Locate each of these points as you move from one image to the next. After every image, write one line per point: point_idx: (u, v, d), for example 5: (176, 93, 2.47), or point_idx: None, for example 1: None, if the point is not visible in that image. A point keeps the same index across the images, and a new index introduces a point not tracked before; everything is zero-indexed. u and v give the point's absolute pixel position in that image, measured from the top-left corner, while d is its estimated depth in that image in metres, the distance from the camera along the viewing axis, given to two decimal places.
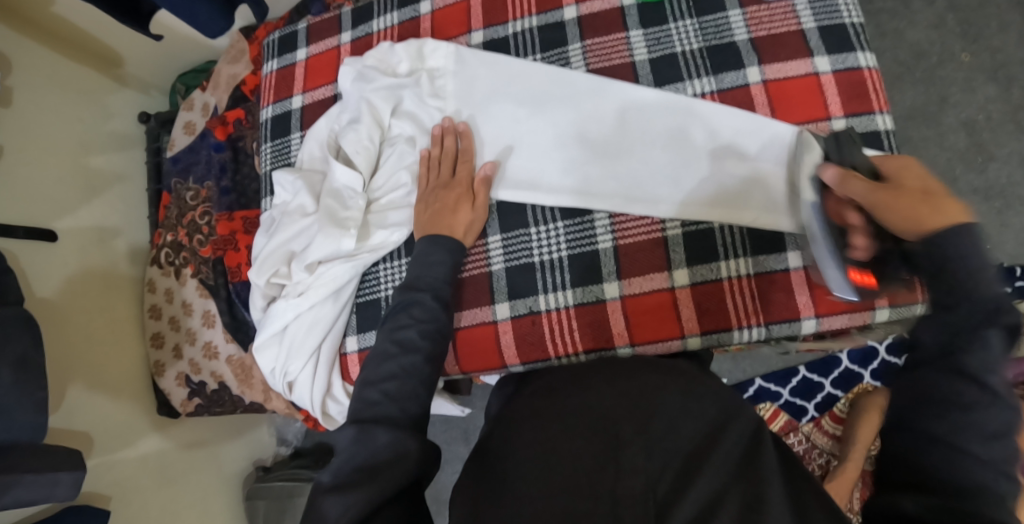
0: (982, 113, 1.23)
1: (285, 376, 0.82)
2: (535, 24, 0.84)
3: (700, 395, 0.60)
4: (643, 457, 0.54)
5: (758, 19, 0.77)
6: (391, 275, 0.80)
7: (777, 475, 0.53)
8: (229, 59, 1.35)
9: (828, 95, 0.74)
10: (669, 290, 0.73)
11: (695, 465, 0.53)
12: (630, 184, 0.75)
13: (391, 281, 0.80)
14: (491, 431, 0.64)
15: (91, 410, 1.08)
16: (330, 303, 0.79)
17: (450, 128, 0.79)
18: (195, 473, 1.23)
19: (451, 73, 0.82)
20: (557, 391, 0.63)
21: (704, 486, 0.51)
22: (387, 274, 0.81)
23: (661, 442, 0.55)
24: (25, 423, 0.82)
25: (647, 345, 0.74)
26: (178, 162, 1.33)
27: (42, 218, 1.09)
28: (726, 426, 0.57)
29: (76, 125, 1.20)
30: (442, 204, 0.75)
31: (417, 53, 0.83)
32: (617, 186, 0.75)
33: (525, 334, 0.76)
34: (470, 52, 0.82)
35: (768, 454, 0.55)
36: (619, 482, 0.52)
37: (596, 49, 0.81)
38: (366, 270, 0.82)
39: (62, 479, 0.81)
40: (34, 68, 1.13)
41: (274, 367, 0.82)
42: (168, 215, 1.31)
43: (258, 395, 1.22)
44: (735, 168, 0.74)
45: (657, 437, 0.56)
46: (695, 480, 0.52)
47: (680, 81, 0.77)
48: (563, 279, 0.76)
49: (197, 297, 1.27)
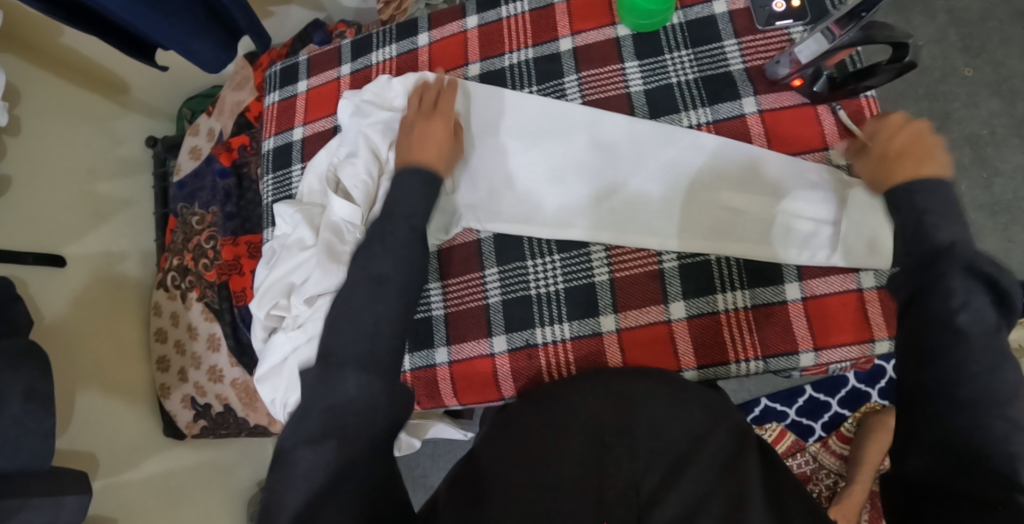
0: (986, 128, 1.23)
1: (285, 406, 0.81)
2: (532, 56, 0.84)
3: (688, 397, 0.66)
4: (628, 458, 0.63)
5: (753, 49, 0.77)
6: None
7: (759, 478, 0.60)
8: (234, 86, 1.37)
9: (825, 124, 0.74)
10: (666, 323, 0.73)
11: (677, 466, 0.62)
12: (627, 218, 0.75)
13: None
14: (491, 426, 0.70)
15: (99, 433, 1.09)
16: None
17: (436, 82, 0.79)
18: (199, 495, 1.23)
19: None
20: (551, 387, 0.70)
21: (684, 482, 0.60)
22: None
23: (646, 444, 0.64)
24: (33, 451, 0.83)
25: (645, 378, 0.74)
26: (184, 188, 1.35)
27: (51, 244, 1.10)
28: (712, 430, 0.63)
29: (82, 151, 1.22)
30: (420, 132, 0.75)
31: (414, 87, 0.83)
32: (613, 220, 0.76)
33: (522, 368, 0.76)
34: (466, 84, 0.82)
35: (750, 458, 0.61)
36: (606, 477, 0.62)
37: (591, 81, 0.81)
38: None
39: (67, 502, 0.84)
40: (43, 96, 1.15)
41: (274, 398, 0.82)
42: (174, 240, 1.33)
43: (263, 418, 1.25)
44: (732, 200, 0.74)
45: (642, 440, 0.64)
46: (675, 478, 0.61)
47: (675, 113, 0.78)
48: (560, 312, 0.76)
49: (203, 320, 1.28)
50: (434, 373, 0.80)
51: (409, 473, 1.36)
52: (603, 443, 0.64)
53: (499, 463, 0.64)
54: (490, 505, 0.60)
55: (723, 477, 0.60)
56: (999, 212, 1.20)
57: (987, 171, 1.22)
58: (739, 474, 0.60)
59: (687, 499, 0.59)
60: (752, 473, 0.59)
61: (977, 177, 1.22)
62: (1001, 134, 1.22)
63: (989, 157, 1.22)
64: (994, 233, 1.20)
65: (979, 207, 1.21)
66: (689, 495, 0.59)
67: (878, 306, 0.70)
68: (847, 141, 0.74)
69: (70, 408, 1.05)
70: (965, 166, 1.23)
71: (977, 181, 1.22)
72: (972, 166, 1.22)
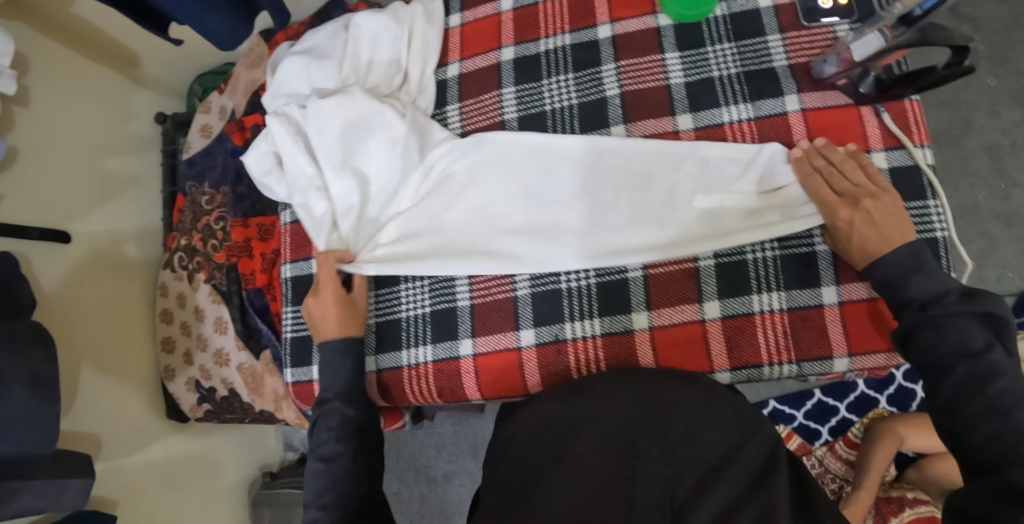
0: (1006, 138, 1.21)
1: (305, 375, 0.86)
2: (568, 42, 0.82)
3: (721, 405, 0.64)
4: (659, 465, 0.60)
5: (799, 45, 0.76)
6: (416, 298, 0.81)
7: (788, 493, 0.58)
8: (249, 65, 1.33)
9: (869, 127, 0.73)
10: (700, 323, 0.72)
11: (713, 472, 0.60)
12: (609, 207, 0.75)
13: (416, 302, 0.81)
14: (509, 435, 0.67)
15: (104, 414, 1.10)
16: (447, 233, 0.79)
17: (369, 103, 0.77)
18: (204, 475, 1.26)
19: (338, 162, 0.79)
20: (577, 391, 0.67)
21: (716, 487, 0.58)
22: (411, 295, 0.81)
23: (680, 450, 0.61)
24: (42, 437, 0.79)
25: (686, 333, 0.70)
26: (194, 166, 1.31)
27: (58, 219, 1.08)
28: (745, 442, 0.62)
29: (91, 125, 1.18)
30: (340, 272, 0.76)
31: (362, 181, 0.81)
32: (613, 243, 0.74)
33: (549, 363, 0.75)
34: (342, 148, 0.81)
35: (781, 475, 0.60)
36: (638, 483, 0.59)
37: (630, 70, 0.79)
38: (387, 291, 0.82)
39: (71, 485, 0.84)
40: (52, 64, 1.11)
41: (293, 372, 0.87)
42: (183, 220, 1.30)
43: (270, 403, 1.23)
44: (732, 199, 0.73)
45: (673, 446, 0.61)
46: (710, 486, 0.58)
47: (716, 108, 0.76)
48: (590, 307, 0.75)
49: (209, 303, 1.26)
50: (457, 365, 0.78)
51: (413, 463, 1.34)
52: (635, 447, 0.61)
53: (519, 469, 0.63)
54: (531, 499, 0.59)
55: (754, 488, 0.58)
56: (1015, 223, 1.19)
57: (1005, 182, 1.21)
58: (769, 489, 0.58)
59: (718, 508, 0.57)
60: (783, 487, 0.58)
61: (995, 188, 1.21)
62: (1022, 145, 1.21)
63: (1009, 168, 1.21)
64: (1010, 245, 1.19)
65: (996, 218, 1.20)
66: (722, 500, 0.58)
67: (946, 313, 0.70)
68: (888, 144, 0.73)
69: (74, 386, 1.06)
70: (984, 176, 1.21)
71: (995, 192, 1.21)
72: (991, 177, 1.21)
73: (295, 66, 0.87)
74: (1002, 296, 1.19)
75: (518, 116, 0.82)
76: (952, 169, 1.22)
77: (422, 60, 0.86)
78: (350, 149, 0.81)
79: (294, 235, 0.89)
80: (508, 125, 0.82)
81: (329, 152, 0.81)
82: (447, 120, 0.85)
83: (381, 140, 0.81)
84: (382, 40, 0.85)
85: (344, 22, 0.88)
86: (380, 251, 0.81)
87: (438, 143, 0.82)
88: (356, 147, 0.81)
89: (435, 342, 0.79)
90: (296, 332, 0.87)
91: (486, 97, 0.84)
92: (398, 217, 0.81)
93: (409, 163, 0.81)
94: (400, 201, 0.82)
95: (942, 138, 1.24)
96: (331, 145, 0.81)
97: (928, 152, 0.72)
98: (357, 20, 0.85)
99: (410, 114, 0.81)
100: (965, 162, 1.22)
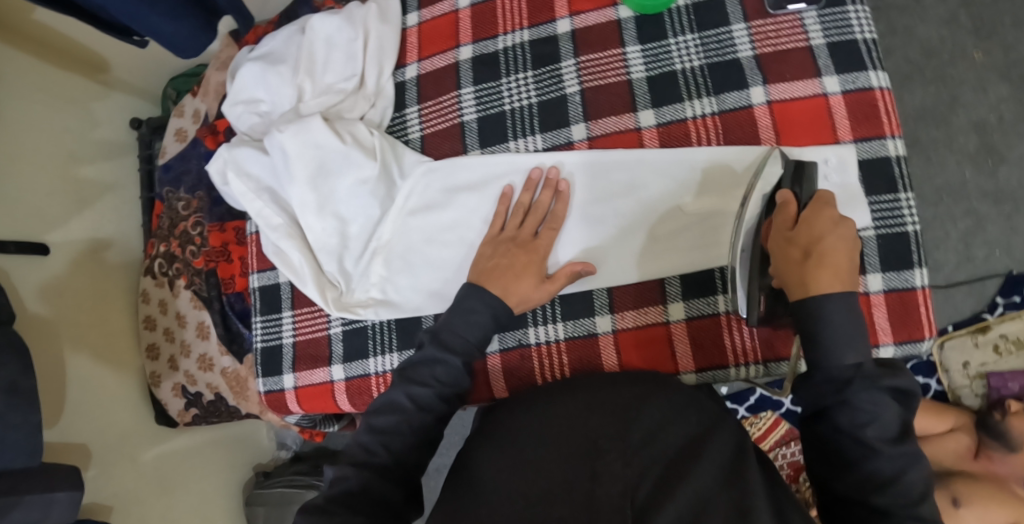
0: (993, 114, 1.18)
1: (279, 384, 0.85)
2: (527, 38, 0.80)
3: (687, 408, 0.63)
4: (622, 463, 0.56)
5: (764, 35, 0.74)
6: (381, 321, 0.80)
7: (761, 489, 0.56)
8: (218, 65, 1.30)
9: (837, 118, 0.71)
10: (665, 325, 0.73)
11: (676, 467, 0.56)
12: (594, 241, 0.74)
13: (388, 327, 0.80)
14: (473, 443, 0.66)
15: (91, 422, 1.10)
16: (447, 250, 0.78)
17: (339, 146, 0.78)
18: (193, 480, 1.26)
19: (303, 200, 0.79)
20: (540, 400, 0.66)
21: (682, 487, 0.53)
22: (377, 334, 0.80)
23: (642, 447, 0.57)
24: (25, 451, 0.79)
25: (640, 365, 0.74)
26: (170, 171, 1.29)
27: (33, 232, 1.07)
28: (710, 438, 0.59)
29: (62, 134, 1.16)
30: (511, 265, 0.70)
31: (333, 216, 0.79)
32: (602, 277, 0.74)
33: (514, 368, 0.77)
34: (298, 191, 0.78)
35: (752, 473, 0.57)
36: (599, 482, 0.54)
37: (590, 66, 0.78)
38: (355, 321, 0.81)
39: (58, 498, 0.82)
40: (21, 74, 1.09)
41: (268, 381, 0.86)
42: (161, 226, 1.28)
43: (254, 407, 1.24)
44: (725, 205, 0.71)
45: (640, 443, 0.58)
46: (675, 481, 0.54)
47: (679, 102, 0.75)
48: (554, 311, 0.76)
49: (191, 308, 1.26)
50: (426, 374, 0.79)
51: None
52: (595, 447, 0.57)
53: (489, 473, 0.61)
54: (486, 504, 0.57)
55: (727, 485, 0.55)
56: (1003, 200, 1.17)
57: (992, 159, 1.18)
58: (741, 486, 0.55)
59: (687, 505, 0.52)
60: (755, 488, 0.55)
61: (982, 164, 1.18)
62: (1009, 120, 1.18)
63: (996, 144, 1.18)
64: (996, 222, 1.17)
65: (983, 195, 1.18)
66: (689, 497, 0.53)
67: (929, 304, 0.69)
68: (859, 136, 0.71)
69: (63, 390, 1.06)
70: (971, 153, 1.19)
71: (982, 169, 1.18)
72: (978, 153, 1.18)
73: (250, 73, 0.85)
74: (989, 276, 1.18)
75: (477, 116, 0.81)
76: (938, 146, 1.20)
77: (379, 63, 0.84)
78: (325, 195, 0.79)
79: (259, 244, 0.88)
80: (467, 126, 0.81)
81: (302, 201, 0.79)
82: (407, 123, 0.84)
83: (352, 181, 0.78)
84: (338, 43, 0.83)
85: (301, 25, 0.86)
86: (375, 292, 0.80)
87: (412, 167, 0.80)
88: (331, 191, 0.79)
89: (400, 350, 0.79)
90: (265, 343, 0.86)
91: (444, 98, 0.83)
92: (380, 253, 0.80)
93: (384, 199, 0.79)
94: (382, 233, 0.79)
95: (927, 116, 1.21)
96: (304, 194, 0.78)
97: (898, 143, 0.70)
98: (314, 23, 0.83)
99: (377, 150, 0.79)
100: (951, 139, 1.20)
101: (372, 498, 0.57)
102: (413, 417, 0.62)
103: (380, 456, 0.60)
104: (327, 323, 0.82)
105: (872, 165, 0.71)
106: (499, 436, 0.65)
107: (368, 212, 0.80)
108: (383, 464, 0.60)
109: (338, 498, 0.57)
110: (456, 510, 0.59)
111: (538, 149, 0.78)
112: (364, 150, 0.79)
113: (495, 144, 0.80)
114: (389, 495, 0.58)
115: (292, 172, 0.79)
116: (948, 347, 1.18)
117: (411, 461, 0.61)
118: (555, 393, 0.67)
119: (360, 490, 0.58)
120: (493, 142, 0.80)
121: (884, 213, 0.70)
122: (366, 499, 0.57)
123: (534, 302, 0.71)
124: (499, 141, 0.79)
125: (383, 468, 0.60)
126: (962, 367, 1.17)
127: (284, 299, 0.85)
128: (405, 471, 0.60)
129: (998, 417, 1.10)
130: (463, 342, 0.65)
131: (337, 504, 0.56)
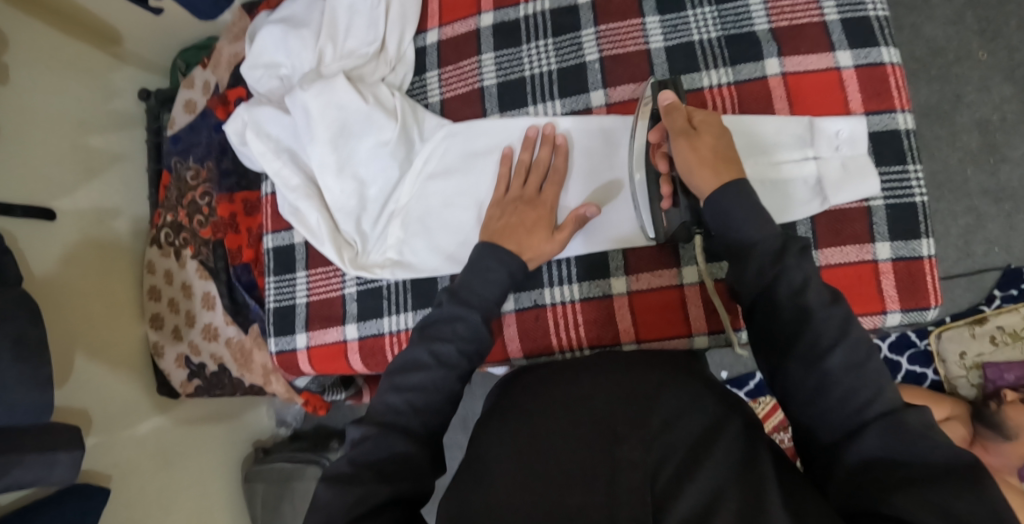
0: (996, 113, 1.20)
1: (291, 344, 0.86)
2: (547, 7, 0.81)
3: (700, 395, 0.60)
4: (639, 452, 0.53)
5: (781, 10, 0.75)
6: (397, 282, 0.80)
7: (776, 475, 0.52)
8: (230, 39, 1.30)
9: (850, 91, 0.73)
10: (678, 287, 0.74)
11: (696, 452, 0.54)
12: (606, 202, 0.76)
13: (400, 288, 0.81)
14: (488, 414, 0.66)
15: (94, 391, 1.10)
16: (465, 212, 0.78)
17: (363, 108, 0.79)
18: (191, 456, 1.26)
19: (323, 159, 0.80)
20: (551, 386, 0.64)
21: (700, 474, 0.51)
22: (392, 295, 0.81)
23: (660, 436, 0.54)
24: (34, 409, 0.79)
25: (651, 330, 0.75)
26: (178, 142, 1.29)
27: (41, 197, 1.07)
28: (723, 425, 0.57)
29: (73, 102, 1.16)
30: (520, 221, 0.71)
31: (352, 176, 0.80)
32: (609, 232, 0.75)
33: (528, 328, 0.78)
34: (318, 150, 0.79)
35: (764, 461, 0.53)
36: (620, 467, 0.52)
37: (609, 35, 0.79)
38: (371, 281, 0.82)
39: (60, 459, 0.82)
40: (32, 40, 1.09)
41: (282, 342, 0.87)
42: (168, 196, 1.28)
43: (258, 378, 1.23)
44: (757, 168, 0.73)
45: (655, 432, 0.55)
46: (692, 472, 0.52)
47: (696, 72, 0.76)
48: (569, 272, 0.77)
49: (197, 278, 1.26)
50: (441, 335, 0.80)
51: None
52: (615, 434, 0.55)
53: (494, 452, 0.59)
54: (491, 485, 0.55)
55: (739, 475, 0.52)
56: (1004, 199, 1.19)
57: (994, 157, 1.20)
58: (754, 474, 0.52)
59: (702, 495, 0.50)
60: (769, 474, 0.52)
61: (984, 163, 1.20)
62: (1012, 120, 1.20)
63: (998, 143, 1.20)
64: (996, 220, 1.19)
65: (984, 193, 1.20)
66: (706, 486, 0.50)
67: (935, 274, 0.71)
68: (871, 110, 0.72)
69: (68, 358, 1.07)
70: (973, 151, 1.21)
71: (983, 166, 1.20)
72: (980, 151, 1.20)
73: (271, 35, 0.85)
74: (987, 272, 1.20)
75: (497, 82, 0.82)
76: (941, 143, 1.22)
77: (400, 29, 0.85)
78: (344, 155, 0.80)
79: (275, 205, 0.89)
80: (487, 91, 0.82)
81: (323, 161, 0.80)
82: (427, 87, 0.85)
83: (371, 143, 0.80)
84: (359, 9, 0.83)
85: None
86: (391, 254, 0.80)
87: (431, 132, 0.81)
88: (351, 152, 0.80)
89: (416, 310, 0.80)
90: (279, 303, 0.87)
91: (464, 63, 0.83)
92: (398, 215, 0.81)
93: (403, 160, 0.80)
94: (399, 195, 0.81)
95: (931, 113, 1.23)
96: (324, 153, 0.79)
97: (908, 117, 0.72)
98: None
99: (399, 111, 0.80)
100: (954, 137, 1.21)
101: (392, 455, 0.58)
102: (435, 373, 0.62)
103: (404, 417, 0.60)
104: (342, 283, 0.83)
105: (883, 137, 0.72)
106: (506, 416, 0.63)
107: (387, 175, 0.80)
108: (408, 424, 0.60)
109: (359, 458, 0.57)
110: (459, 494, 0.57)
111: (557, 114, 0.79)
112: (383, 114, 0.79)
113: (514, 109, 0.81)
114: (412, 454, 0.59)
115: (313, 132, 0.79)
116: (946, 338, 1.19)
117: (434, 420, 0.62)
118: (565, 375, 0.65)
119: (382, 450, 0.58)
120: (512, 108, 0.81)
121: (892, 185, 0.71)
122: (389, 459, 0.57)
123: (548, 254, 0.71)
124: (519, 107, 0.80)
125: (403, 425, 0.60)
126: (959, 358, 1.18)
127: (300, 260, 0.86)
128: (425, 428, 0.61)
129: (994, 407, 1.12)
130: (481, 301, 0.66)
131: (364, 464, 0.57)
